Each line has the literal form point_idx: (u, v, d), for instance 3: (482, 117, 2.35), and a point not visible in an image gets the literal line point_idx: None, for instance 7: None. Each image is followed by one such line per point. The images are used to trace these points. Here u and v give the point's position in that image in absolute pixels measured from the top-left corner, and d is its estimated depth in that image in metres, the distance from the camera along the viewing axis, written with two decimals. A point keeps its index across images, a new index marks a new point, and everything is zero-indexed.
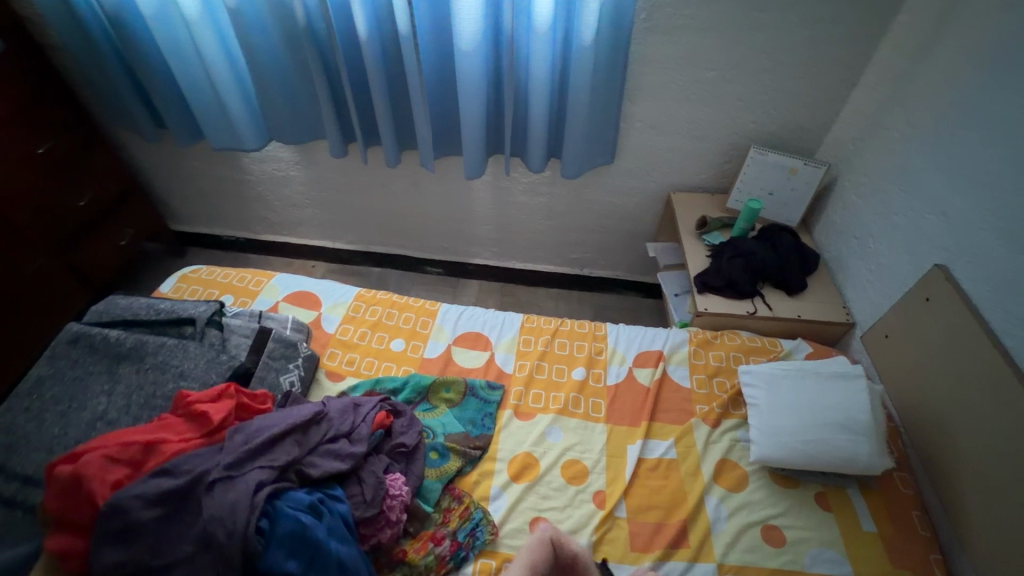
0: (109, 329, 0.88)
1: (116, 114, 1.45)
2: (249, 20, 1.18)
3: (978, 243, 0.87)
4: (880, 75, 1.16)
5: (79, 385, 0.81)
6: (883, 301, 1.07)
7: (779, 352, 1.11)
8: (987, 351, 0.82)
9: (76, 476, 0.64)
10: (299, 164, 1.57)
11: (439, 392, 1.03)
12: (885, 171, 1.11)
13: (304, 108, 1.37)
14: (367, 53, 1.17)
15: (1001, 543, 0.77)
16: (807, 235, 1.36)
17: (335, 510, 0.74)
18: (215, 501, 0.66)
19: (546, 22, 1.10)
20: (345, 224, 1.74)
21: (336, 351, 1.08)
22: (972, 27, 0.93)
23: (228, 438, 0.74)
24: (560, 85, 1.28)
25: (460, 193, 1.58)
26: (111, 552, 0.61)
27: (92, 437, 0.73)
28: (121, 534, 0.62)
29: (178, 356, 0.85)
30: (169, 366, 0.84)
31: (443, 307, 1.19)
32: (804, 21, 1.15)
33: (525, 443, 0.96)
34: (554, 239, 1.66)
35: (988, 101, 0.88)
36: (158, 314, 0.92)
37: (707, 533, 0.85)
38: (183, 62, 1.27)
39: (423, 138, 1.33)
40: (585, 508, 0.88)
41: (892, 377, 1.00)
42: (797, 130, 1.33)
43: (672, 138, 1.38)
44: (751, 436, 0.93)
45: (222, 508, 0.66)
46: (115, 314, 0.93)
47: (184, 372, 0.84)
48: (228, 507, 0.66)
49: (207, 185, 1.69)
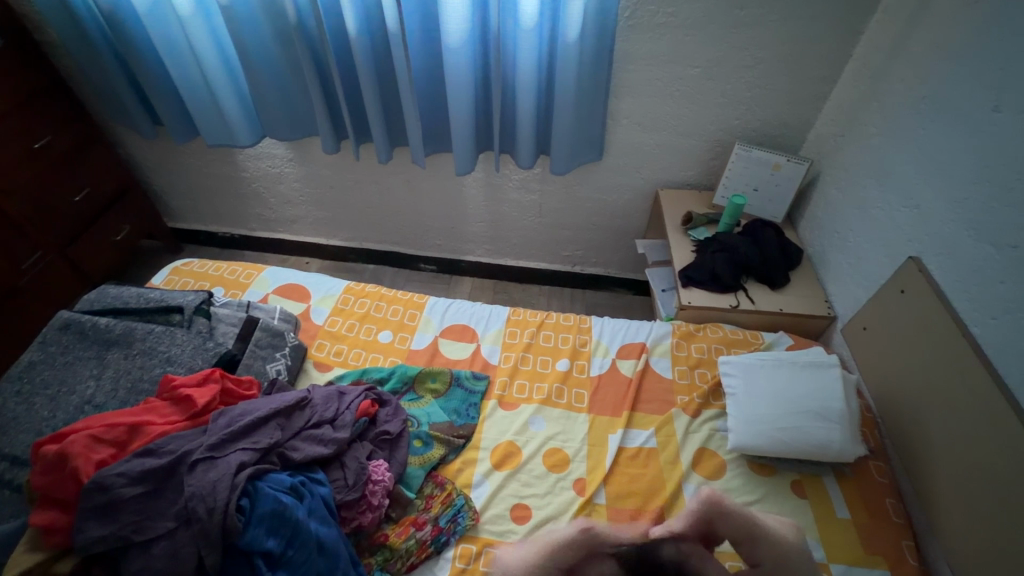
0: (99, 316, 0.90)
1: (113, 111, 1.47)
2: (242, 18, 1.20)
3: (947, 234, 0.89)
4: (858, 71, 1.18)
5: (69, 370, 0.83)
6: (862, 294, 1.08)
7: (761, 344, 1.13)
8: (956, 339, 0.84)
9: (61, 454, 0.66)
10: (293, 160, 1.59)
11: (425, 383, 1.04)
12: (863, 166, 1.13)
13: (298, 105, 1.39)
14: (358, 51, 1.19)
15: (971, 527, 0.78)
16: (792, 230, 1.38)
17: (316, 492, 0.76)
18: (197, 480, 0.68)
19: (532, 18, 1.12)
20: (339, 221, 1.76)
21: (324, 342, 1.10)
22: (943, 23, 0.95)
23: (212, 421, 0.76)
24: (548, 81, 1.30)
25: (452, 190, 1.60)
26: (95, 526, 0.63)
27: (80, 419, 0.75)
28: (104, 510, 0.65)
29: (166, 343, 0.87)
30: (156, 352, 0.86)
31: (431, 300, 1.21)
32: (783, 19, 1.17)
33: (508, 432, 0.98)
34: (545, 236, 1.68)
35: (957, 94, 0.90)
36: (147, 302, 0.94)
37: None
38: (177, 59, 1.29)
39: (414, 135, 1.36)
40: (565, 495, 0.89)
41: (870, 369, 1.02)
42: (781, 127, 1.35)
43: (659, 135, 1.40)
44: (729, 425, 0.94)
45: (203, 486, 0.68)
46: (105, 303, 0.95)
47: (171, 358, 0.86)
48: (209, 485, 0.68)
49: (203, 182, 1.71)
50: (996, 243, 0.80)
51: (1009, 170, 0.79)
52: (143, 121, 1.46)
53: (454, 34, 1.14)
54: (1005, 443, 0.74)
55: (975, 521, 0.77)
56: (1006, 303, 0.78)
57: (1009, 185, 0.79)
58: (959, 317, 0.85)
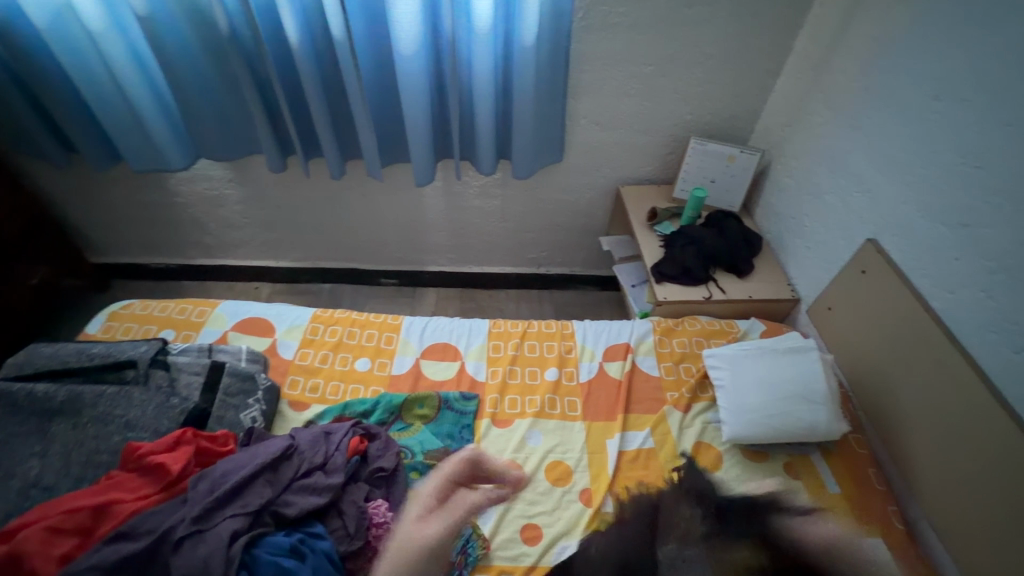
0: (34, 382, 0.79)
1: (14, 139, 1.30)
2: (165, 30, 1.08)
3: (899, 216, 0.95)
4: (800, 64, 1.24)
5: (6, 449, 0.72)
6: (823, 276, 1.14)
7: (737, 333, 1.16)
8: (920, 314, 0.89)
9: (14, 555, 0.57)
10: (233, 181, 1.47)
11: (412, 409, 0.99)
12: (813, 154, 1.19)
13: (236, 122, 1.28)
14: (302, 61, 1.11)
15: (946, 488, 0.84)
16: (748, 218, 1.43)
17: (318, 548, 0.69)
18: (186, 560, 0.61)
19: (487, 22, 1.09)
20: (290, 242, 1.65)
21: (297, 378, 1.02)
22: (877, 16, 1.01)
23: (191, 489, 0.68)
24: (505, 85, 1.27)
25: (411, 201, 1.54)
26: None
27: (30, 508, 0.65)
28: None
29: (122, 405, 0.78)
30: (112, 417, 0.76)
31: (406, 320, 1.15)
32: (729, 15, 1.21)
33: (506, 451, 0.95)
34: (510, 240, 1.66)
35: (898, 83, 0.96)
36: (91, 360, 0.83)
37: None
38: (90, 78, 1.15)
39: (368, 147, 1.28)
40: (573, 508, 0.88)
41: (839, 345, 1.08)
42: (731, 120, 1.39)
43: (617, 134, 1.41)
44: (721, 416, 0.97)
45: (193, 566, 0.61)
46: (39, 365, 0.83)
47: (130, 422, 0.77)
48: (201, 564, 0.61)
49: (130, 211, 1.55)
50: (948, 222, 0.86)
51: (953, 154, 0.85)
52: (53, 148, 1.30)
53: (406, 41, 1.09)
54: (977, 409, 0.79)
55: (950, 483, 0.83)
56: (961, 278, 0.83)
57: (955, 168, 0.85)
58: (920, 293, 0.90)
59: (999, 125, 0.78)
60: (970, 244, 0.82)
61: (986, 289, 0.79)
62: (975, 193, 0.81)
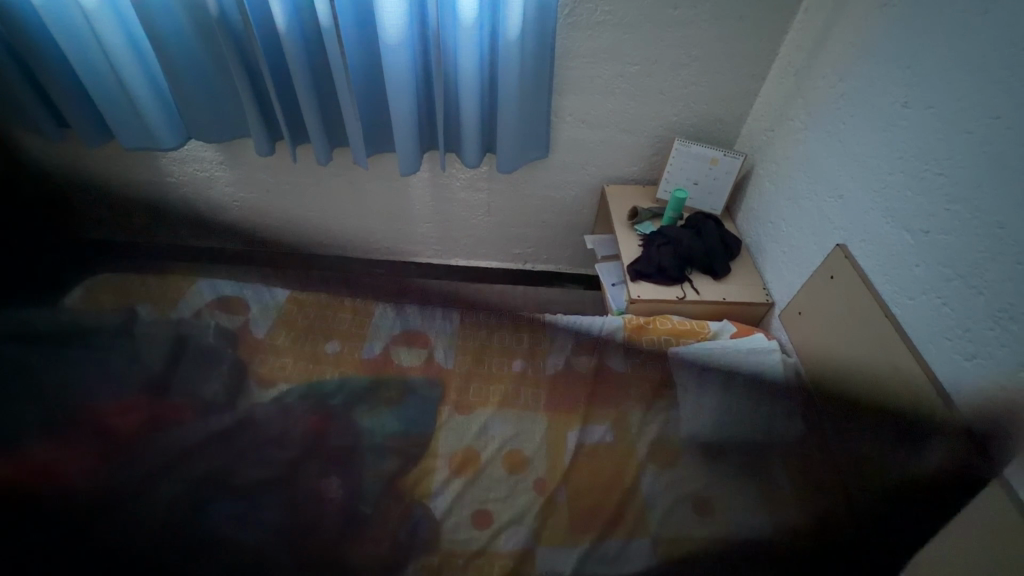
0: None
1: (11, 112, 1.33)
2: (155, 11, 1.11)
3: (868, 223, 0.95)
4: (784, 69, 1.24)
5: None
6: (795, 280, 1.14)
7: (708, 334, 1.16)
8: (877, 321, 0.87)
9: None
10: (223, 163, 1.49)
11: (380, 392, 0.99)
12: (792, 160, 1.19)
13: (223, 103, 1.30)
14: (289, 46, 1.13)
15: None
16: (730, 222, 1.43)
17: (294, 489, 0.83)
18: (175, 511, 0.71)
19: (471, 16, 1.11)
20: (278, 226, 1.67)
21: (265, 356, 1.01)
22: (856, 24, 1.01)
23: None
24: (490, 79, 1.29)
25: (397, 191, 1.55)
26: None
27: None
28: None
29: None
30: None
31: (380, 306, 1.16)
32: (715, 18, 1.21)
33: (466, 437, 0.95)
34: (495, 235, 1.67)
35: (871, 91, 0.97)
36: None
37: (643, 512, 0.86)
38: (81, 55, 1.18)
39: (354, 135, 1.30)
40: (526, 496, 0.88)
41: (806, 350, 1.08)
42: (717, 122, 1.40)
43: (603, 132, 1.42)
44: (681, 414, 0.96)
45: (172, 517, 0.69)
46: None
47: None
48: None
49: (122, 189, 1.58)
50: (910, 229, 0.86)
51: (918, 161, 0.85)
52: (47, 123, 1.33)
53: (391, 32, 1.11)
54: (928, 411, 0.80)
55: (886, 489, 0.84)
56: (921, 284, 0.83)
57: (919, 175, 0.85)
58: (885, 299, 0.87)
59: (960, 133, 0.78)
60: (929, 252, 0.82)
61: (944, 297, 0.79)
62: (935, 201, 0.82)
